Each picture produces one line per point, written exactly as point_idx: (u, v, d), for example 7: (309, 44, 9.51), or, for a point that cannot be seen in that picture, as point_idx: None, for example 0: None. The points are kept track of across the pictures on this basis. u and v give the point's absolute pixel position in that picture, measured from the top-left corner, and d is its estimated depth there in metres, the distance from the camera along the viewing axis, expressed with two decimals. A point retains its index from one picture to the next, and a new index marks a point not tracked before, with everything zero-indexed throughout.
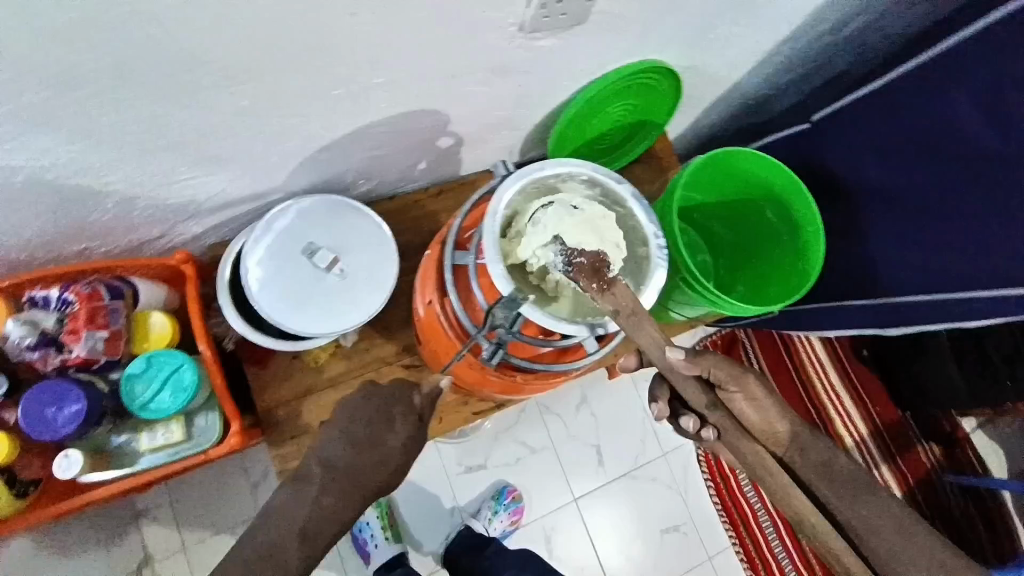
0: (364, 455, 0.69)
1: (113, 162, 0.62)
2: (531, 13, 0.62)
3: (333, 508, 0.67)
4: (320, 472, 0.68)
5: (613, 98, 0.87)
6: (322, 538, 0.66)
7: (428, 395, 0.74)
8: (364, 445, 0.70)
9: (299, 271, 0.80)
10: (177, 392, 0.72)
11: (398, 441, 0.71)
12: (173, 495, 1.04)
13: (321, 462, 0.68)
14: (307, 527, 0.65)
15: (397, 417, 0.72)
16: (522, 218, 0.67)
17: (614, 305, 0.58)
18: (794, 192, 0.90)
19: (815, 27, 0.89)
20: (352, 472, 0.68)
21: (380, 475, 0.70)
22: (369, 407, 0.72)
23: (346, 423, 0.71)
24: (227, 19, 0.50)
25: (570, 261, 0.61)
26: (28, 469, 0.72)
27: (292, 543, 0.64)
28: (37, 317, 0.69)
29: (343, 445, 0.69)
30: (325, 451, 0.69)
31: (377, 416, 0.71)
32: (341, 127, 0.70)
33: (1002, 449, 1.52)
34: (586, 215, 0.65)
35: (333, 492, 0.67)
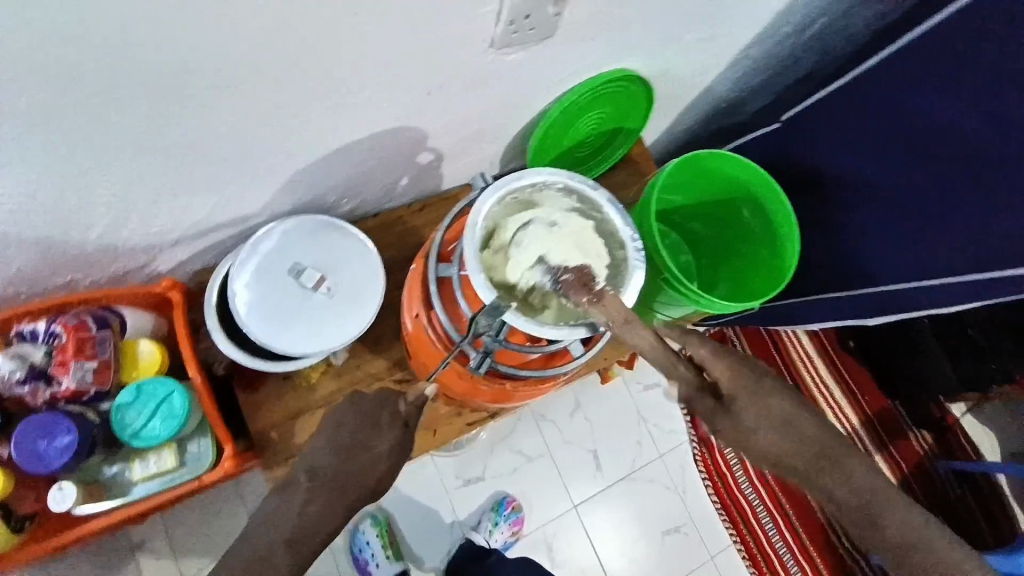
0: (351, 461, 0.62)
1: (95, 191, 0.62)
2: (501, 30, 0.63)
3: (316, 519, 0.59)
4: (306, 479, 0.60)
5: (588, 107, 0.88)
6: (309, 546, 0.58)
7: (414, 402, 0.68)
8: (351, 448, 0.62)
9: (286, 292, 0.81)
10: (167, 419, 0.72)
11: (386, 445, 0.64)
12: (169, 525, 1.04)
13: (306, 468, 0.61)
14: (295, 534, 0.58)
15: (384, 420, 0.65)
16: (501, 238, 0.67)
17: (605, 317, 0.59)
18: (773, 193, 0.91)
19: (780, 29, 0.93)
20: (339, 479, 0.61)
21: (369, 478, 0.62)
22: (354, 410, 0.65)
23: (333, 428, 0.63)
24: (199, 46, 0.50)
25: (556, 278, 0.64)
26: (23, 503, 0.73)
27: (279, 551, 0.57)
28: (25, 350, 0.70)
29: (327, 449, 0.62)
30: (311, 459, 0.62)
31: (364, 421, 0.64)
32: (320, 147, 0.71)
33: (993, 432, 1.53)
34: (567, 231, 0.67)
35: (319, 497, 0.59)
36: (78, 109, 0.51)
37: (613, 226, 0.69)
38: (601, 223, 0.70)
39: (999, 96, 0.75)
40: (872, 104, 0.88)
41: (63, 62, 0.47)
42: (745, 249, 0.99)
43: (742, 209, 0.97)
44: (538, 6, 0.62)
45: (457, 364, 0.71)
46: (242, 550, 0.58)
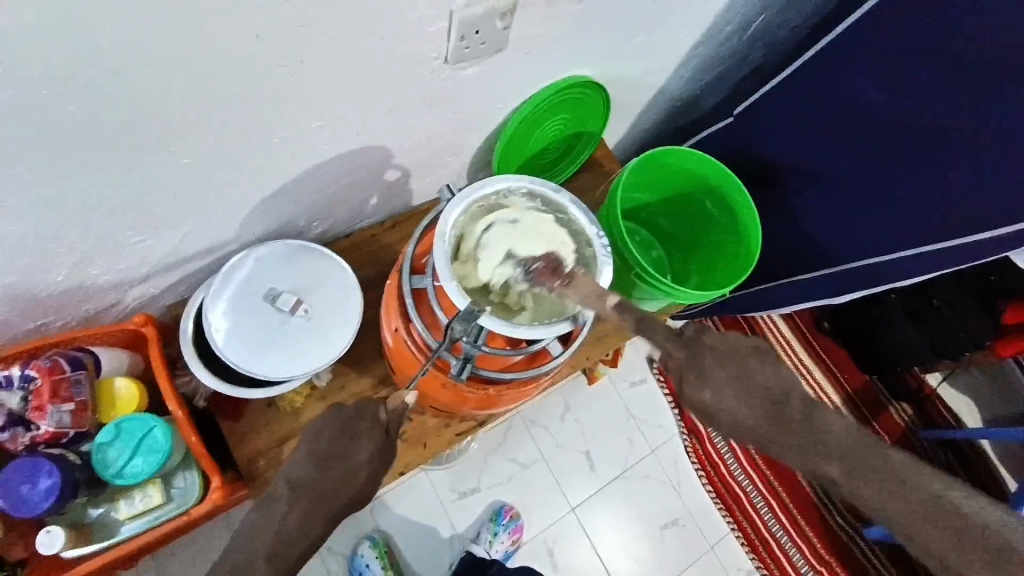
0: (331, 471, 0.61)
1: (59, 234, 0.62)
2: (454, 45, 0.65)
3: (297, 530, 0.58)
4: (287, 493, 0.59)
5: (548, 115, 0.91)
6: (291, 555, 0.58)
7: (395, 409, 0.68)
8: (330, 458, 0.62)
9: (262, 317, 0.81)
10: (150, 454, 0.72)
11: (366, 454, 0.63)
12: (160, 568, 1.02)
13: (287, 481, 0.60)
14: (276, 544, 0.57)
15: (363, 429, 0.64)
16: (468, 242, 0.68)
17: (581, 295, 0.63)
18: (732, 183, 0.94)
19: (723, 28, 0.96)
20: (320, 490, 0.61)
21: (350, 487, 0.62)
22: (333, 420, 0.63)
23: (311, 440, 0.62)
24: (154, 83, 0.51)
25: (528, 269, 0.66)
26: (12, 551, 0.71)
27: (260, 563, 0.56)
28: (1, 397, 0.69)
29: (306, 461, 0.61)
30: (290, 471, 0.61)
31: (342, 431, 0.63)
32: (285, 173, 0.72)
33: (970, 398, 1.58)
34: (527, 224, 0.69)
35: (300, 510, 0.59)
36: (38, 150, 0.52)
37: (578, 225, 0.71)
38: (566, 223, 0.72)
39: (918, 74, 0.80)
40: (814, 90, 0.92)
41: (19, 104, 0.47)
42: (711, 240, 1.02)
43: (705, 202, 1.00)
44: (488, 21, 0.64)
45: (440, 374, 0.72)
46: (223, 564, 0.57)
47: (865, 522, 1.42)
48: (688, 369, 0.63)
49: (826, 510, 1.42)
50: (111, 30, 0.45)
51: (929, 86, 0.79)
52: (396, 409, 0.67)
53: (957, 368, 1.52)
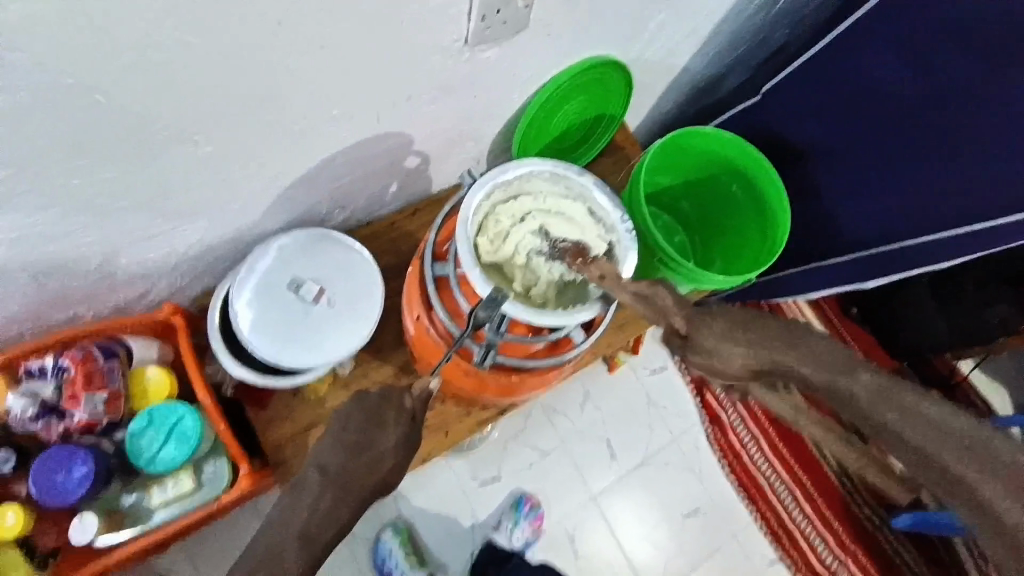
0: (359, 460, 0.61)
1: (86, 225, 0.63)
2: (474, 27, 0.64)
3: (327, 517, 0.58)
4: (317, 478, 0.59)
5: (568, 97, 0.89)
6: (323, 540, 0.58)
7: (420, 396, 0.67)
8: (358, 447, 0.61)
9: (285, 307, 0.81)
10: (181, 442, 0.73)
11: (393, 442, 0.63)
12: (189, 552, 1.05)
13: (316, 466, 0.60)
14: (307, 528, 0.57)
15: (389, 419, 0.64)
16: (497, 221, 0.69)
17: (597, 273, 0.64)
18: (758, 166, 0.92)
19: (750, 3, 0.93)
20: (346, 479, 0.60)
21: (376, 477, 0.61)
22: (359, 407, 0.63)
23: (338, 429, 0.62)
24: (177, 68, 0.51)
25: (555, 245, 0.68)
26: (43, 539, 0.72)
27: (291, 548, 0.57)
28: (36, 387, 0.71)
29: (333, 448, 0.61)
30: (320, 457, 0.61)
31: (370, 419, 0.63)
32: (307, 162, 0.72)
33: (1002, 384, 1.54)
34: (562, 205, 0.70)
35: (331, 495, 0.59)
36: (62, 141, 0.52)
37: (601, 210, 0.70)
38: (589, 208, 0.71)
39: (947, 48, 0.78)
40: (827, 75, 0.91)
41: (41, 95, 0.47)
42: (736, 224, 1.00)
43: (730, 185, 0.98)
44: (508, 1, 0.63)
45: (462, 361, 0.72)
46: (254, 551, 0.57)
47: (892, 512, 1.38)
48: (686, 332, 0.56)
49: (852, 501, 1.39)
50: (130, 17, 0.45)
51: (959, 63, 0.77)
52: (420, 394, 0.67)
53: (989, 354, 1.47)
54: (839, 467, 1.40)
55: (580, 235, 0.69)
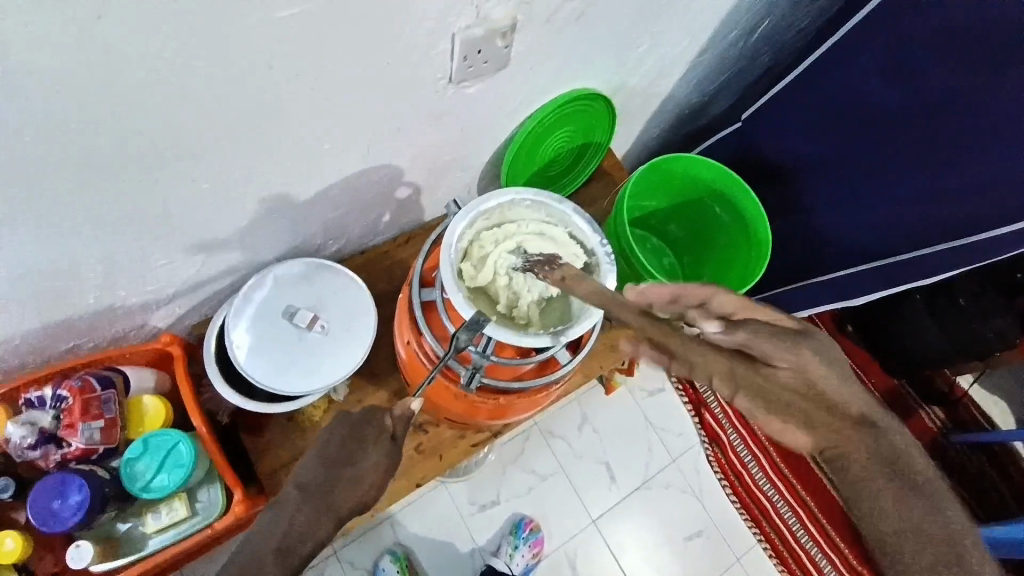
0: (337, 477, 0.61)
1: (88, 259, 0.65)
2: (457, 65, 0.68)
3: (306, 528, 0.57)
4: (297, 495, 0.59)
5: (554, 127, 0.93)
6: (298, 555, 0.56)
7: (401, 416, 0.68)
8: (336, 464, 0.62)
9: (280, 334, 0.83)
10: (174, 469, 0.74)
11: (373, 460, 0.63)
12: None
13: (296, 484, 0.60)
14: (282, 542, 0.56)
15: (370, 437, 0.65)
16: (480, 246, 0.71)
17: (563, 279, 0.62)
18: (739, 189, 0.95)
19: (726, 34, 0.97)
20: (327, 494, 0.59)
21: (357, 495, 0.61)
22: (342, 425, 0.65)
23: (319, 447, 0.63)
24: (177, 110, 0.54)
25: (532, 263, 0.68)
26: (42, 564, 0.74)
27: (267, 561, 0.55)
28: (35, 417, 0.72)
29: (314, 465, 0.61)
30: (300, 475, 0.61)
31: (351, 437, 0.64)
32: (300, 194, 0.75)
33: (1002, 399, 1.54)
34: (539, 227, 0.72)
35: (309, 507, 0.58)
36: (67, 180, 0.55)
37: (582, 233, 0.72)
38: (570, 231, 0.73)
39: (925, 66, 0.82)
40: (806, 97, 0.96)
41: (47, 139, 0.50)
42: (722, 245, 1.02)
43: (713, 207, 1.00)
44: (488, 40, 0.66)
45: (450, 384, 0.73)
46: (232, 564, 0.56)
47: None
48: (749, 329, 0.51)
49: None
50: (131, 65, 0.48)
51: (934, 80, 0.81)
52: (401, 414, 0.68)
53: (987, 368, 1.47)
54: None
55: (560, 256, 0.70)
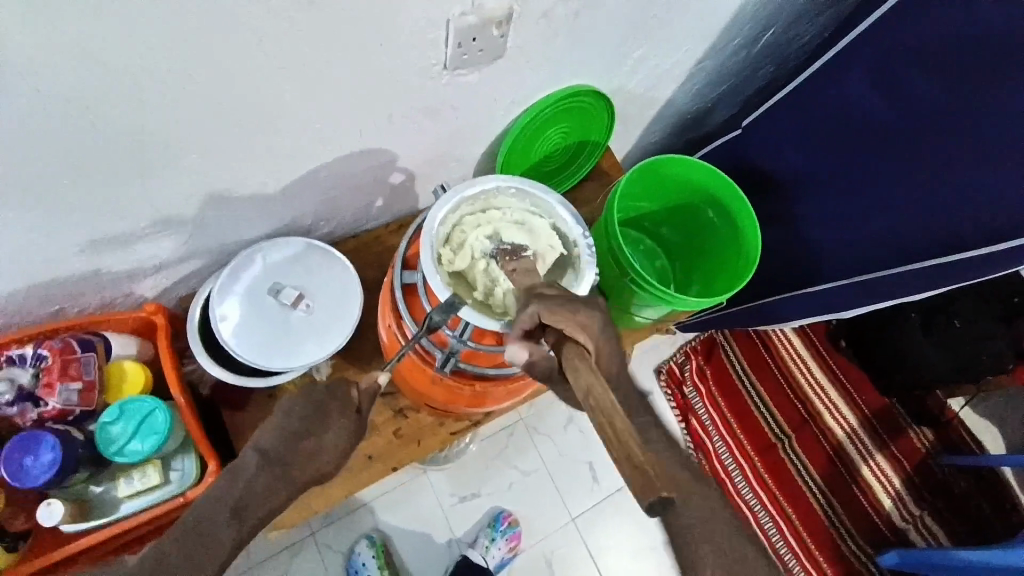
0: (296, 449, 0.61)
1: (75, 225, 0.66)
2: (452, 52, 0.68)
3: (261, 493, 0.60)
4: (256, 460, 0.61)
5: (550, 122, 0.93)
6: (254, 516, 0.61)
7: (368, 390, 0.67)
8: (297, 435, 0.62)
9: (264, 310, 0.84)
10: (148, 435, 0.76)
11: (333, 438, 0.62)
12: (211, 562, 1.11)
13: (257, 450, 0.62)
14: (240, 501, 0.60)
15: (333, 410, 0.63)
16: (462, 231, 0.72)
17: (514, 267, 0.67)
18: (734, 196, 0.94)
19: (730, 41, 0.97)
20: (284, 463, 0.61)
21: (313, 468, 0.62)
22: (304, 400, 0.63)
23: (282, 417, 0.62)
24: (167, 81, 0.55)
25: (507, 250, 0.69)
26: (13, 523, 0.76)
27: (224, 522, 0.59)
28: (14, 374, 0.74)
29: (275, 434, 0.62)
30: (261, 441, 0.62)
31: (314, 409, 0.63)
32: (290, 173, 0.76)
33: (992, 423, 1.53)
34: (519, 217, 0.73)
35: (266, 474, 0.60)
36: (55, 144, 0.56)
37: (566, 224, 0.73)
38: (553, 224, 0.73)
39: (918, 81, 0.83)
40: (804, 106, 0.95)
41: (35, 101, 0.51)
42: (714, 250, 1.02)
43: (707, 211, 1.00)
44: (484, 29, 0.67)
45: (427, 367, 0.74)
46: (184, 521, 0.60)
47: (879, 550, 1.37)
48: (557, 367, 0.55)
49: (839, 537, 1.37)
50: (121, 46, 0.50)
51: (927, 96, 0.82)
52: (367, 389, 0.67)
53: (979, 392, 1.46)
54: (825, 501, 1.39)
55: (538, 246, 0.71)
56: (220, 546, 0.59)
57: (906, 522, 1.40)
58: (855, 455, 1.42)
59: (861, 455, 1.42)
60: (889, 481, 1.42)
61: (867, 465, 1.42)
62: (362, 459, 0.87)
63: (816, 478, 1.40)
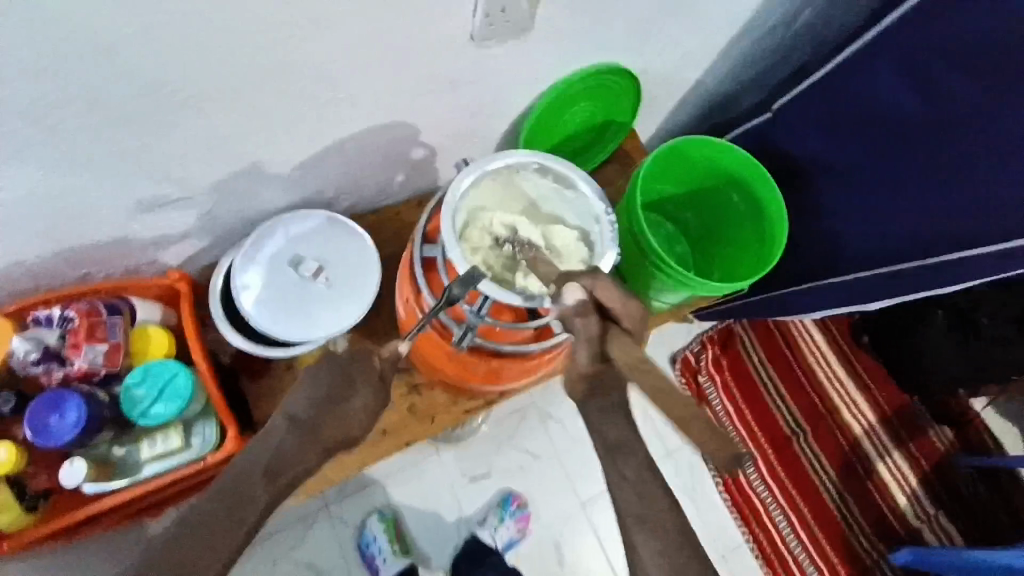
0: (325, 414, 0.63)
1: (99, 189, 0.67)
2: (478, 23, 0.67)
3: (292, 455, 0.62)
4: (284, 425, 0.63)
5: (573, 101, 0.91)
6: (286, 477, 0.62)
7: (390, 357, 0.68)
8: (325, 402, 0.64)
9: (285, 280, 0.85)
10: (172, 399, 0.78)
11: (361, 400, 0.65)
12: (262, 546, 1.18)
13: (285, 416, 0.63)
14: (272, 463, 0.61)
15: (358, 376, 0.65)
16: (478, 220, 0.73)
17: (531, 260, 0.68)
18: (759, 180, 0.93)
19: (762, 22, 0.95)
20: (312, 427, 0.63)
21: (342, 429, 0.64)
22: (330, 366, 0.65)
23: (308, 385, 0.64)
24: (195, 49, 0.55)
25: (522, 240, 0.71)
26: (36, 481, 0.78)
27: (258, 484, 0.61)
28: (41, 334, 0.76)
29: (303, 400, 0.64)
30: (289, 407, 0.64)
31: (338, 375, 0.65)
32: (313, 144, 0.75)
33: (1013, 425, 1.49)
34: (537, 200, 0.75)
35: (295, 437, 0.62)
36: (82, 106, 0.56)
37: (588, 203, 0.73)
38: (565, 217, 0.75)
39: (953, 71, 0.80)
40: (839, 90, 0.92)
41: (59, 62, 0.51)
42: (737, 239, 1.01)
43: (732, 196, 0.98)
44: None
45: (443, 342, 0.75)
46: (217, 482, 0.61)
47: (893, 548, 1.34)
48: (598, 333, 0.60)
49: (852, 534, 1.35)
50: (147, 7, 0.50)
51: (965, 85, 0.79)
52: (389, 357, 0.68)
53: (1002, 394, 1.42)
54: (837, 495, 1.37)
55: (552, 238, 0.73)
56: (254, 509, 0.60)
57: (921, 521, 1.37)
58: (872, 451, 1.39)
59: (879, 452, 1.40)
60: (906, 480, 1.39)
61: (884, 462, 1.39)
62: (377, 433, 0.88)
63: (832, 475, 1.38)
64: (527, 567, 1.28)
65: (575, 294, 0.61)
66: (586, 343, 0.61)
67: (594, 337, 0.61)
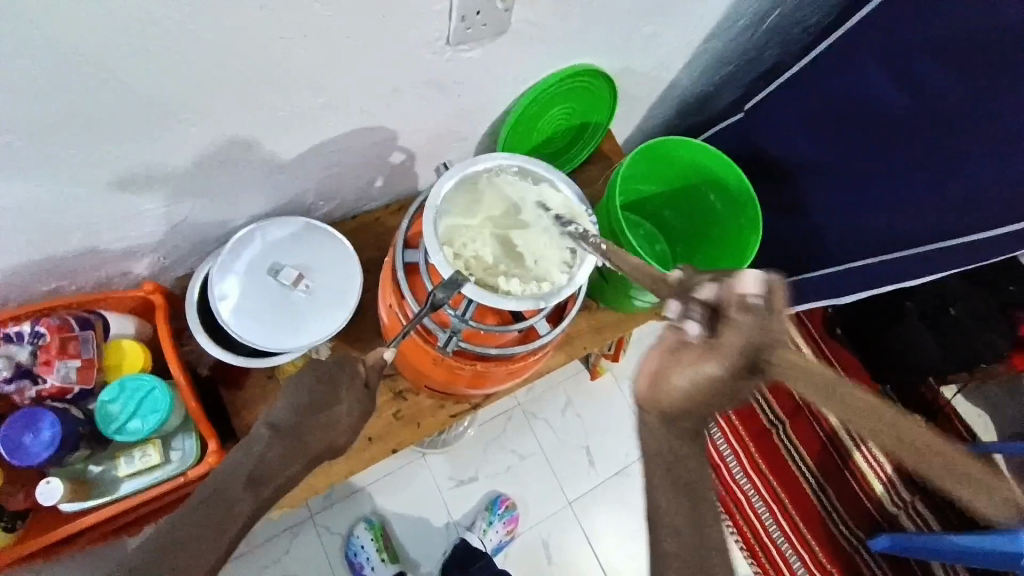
0: (308, 421, 0.62)
1: (72, 202, 0.65)
2: (455, 27, 0.67)
3: (277, 464, 0.61)
4: (267, 434, 0.62)
5: (551, 104, 0.92)
6: (269, 487, 0.61)
7: (373, 365, 0.68)
8: (309, 410, 0.63)
9: (264, 288, 0.83)
10: (149, 414, 0.76)
11: (347, 406, 0.64)
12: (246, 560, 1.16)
13: (268, 425, 0.63)
14: (255, 472, 0.60)
15: (343, 381, 0.65)
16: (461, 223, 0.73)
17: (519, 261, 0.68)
18: (734, 178, 0.94)
19: (734, 23, 0.97)
20: (296, 435, 0.62)
21: (327, 437, 0.63)
22: (314, 372, 0.65)
23: (292, 392, 0.64)
24: (174, 62, 0.55)
25: None
26: (12, 501, 0.76)
27: (241, 495, 0.59)
28: (11, 350, 0.73)
29: (287, 408, 0.63)
30: (272, 416, 0.63)
31: (322, 382, 0.64)
32: (292, 150, 0.75)
33: (985, 410, 1.54)
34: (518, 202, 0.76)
35: (278, 445, 0.61)
36: (57, 120, 0.55)
37: (569, 203, 0.74)
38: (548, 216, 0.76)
39: (920, 68, 0.82)
40: (809, 90, 0.94)
41: (35, 78, 0.51)
42: (715, 236, 1.02)
43: (709, 194, 1.00)
44: (487, 4, 0.66)
45: (428, 347, 0.75)
46: (197, 496, 0.60)
47: (871, 534, 1.38)
48: (766, 336, 0.38)
49: (832, 522, 1.39)
50: (125, 21, 0.50)
51: (933, 85, 0.81)
52: (373, 364, 0.68)
53: (973, 381, 1.46)
54: (818, 486, 1.40)
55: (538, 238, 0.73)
56: (236, 519, 0.59)
57: (897, 507, 1.41)
58: (849, 440, 1.43)
59: (855, 441, 1.43)
60: (881, 466, 1.43)
61: (860, 450, 1.43)
62: (362, 440, 0.87)
63: (812, 467, 1.41)
64: (517, 568, 1.28)
65: (745, 285, 0.39)
66: (739, 347, 0.38)
67: (751, 336, 0.38)
